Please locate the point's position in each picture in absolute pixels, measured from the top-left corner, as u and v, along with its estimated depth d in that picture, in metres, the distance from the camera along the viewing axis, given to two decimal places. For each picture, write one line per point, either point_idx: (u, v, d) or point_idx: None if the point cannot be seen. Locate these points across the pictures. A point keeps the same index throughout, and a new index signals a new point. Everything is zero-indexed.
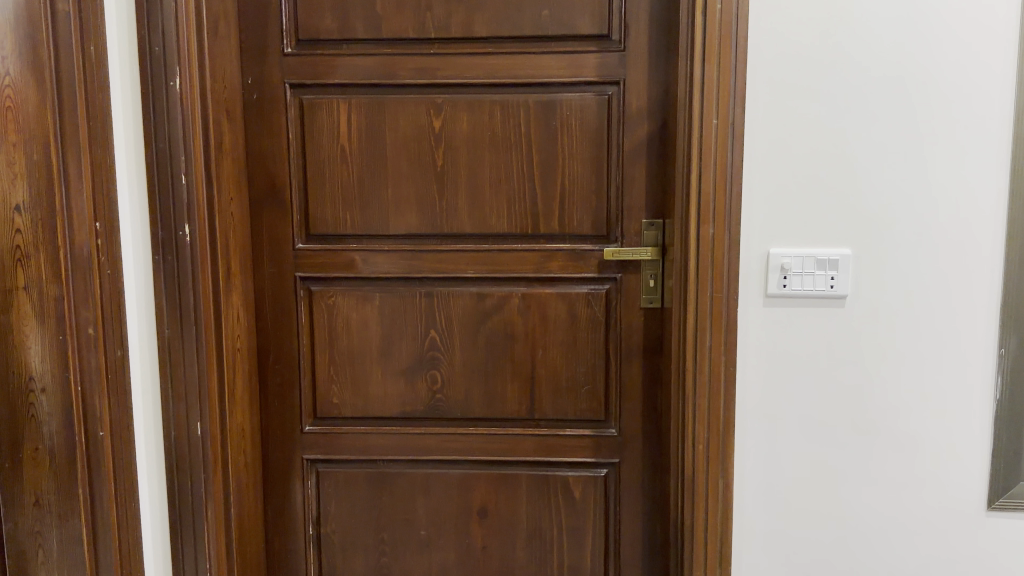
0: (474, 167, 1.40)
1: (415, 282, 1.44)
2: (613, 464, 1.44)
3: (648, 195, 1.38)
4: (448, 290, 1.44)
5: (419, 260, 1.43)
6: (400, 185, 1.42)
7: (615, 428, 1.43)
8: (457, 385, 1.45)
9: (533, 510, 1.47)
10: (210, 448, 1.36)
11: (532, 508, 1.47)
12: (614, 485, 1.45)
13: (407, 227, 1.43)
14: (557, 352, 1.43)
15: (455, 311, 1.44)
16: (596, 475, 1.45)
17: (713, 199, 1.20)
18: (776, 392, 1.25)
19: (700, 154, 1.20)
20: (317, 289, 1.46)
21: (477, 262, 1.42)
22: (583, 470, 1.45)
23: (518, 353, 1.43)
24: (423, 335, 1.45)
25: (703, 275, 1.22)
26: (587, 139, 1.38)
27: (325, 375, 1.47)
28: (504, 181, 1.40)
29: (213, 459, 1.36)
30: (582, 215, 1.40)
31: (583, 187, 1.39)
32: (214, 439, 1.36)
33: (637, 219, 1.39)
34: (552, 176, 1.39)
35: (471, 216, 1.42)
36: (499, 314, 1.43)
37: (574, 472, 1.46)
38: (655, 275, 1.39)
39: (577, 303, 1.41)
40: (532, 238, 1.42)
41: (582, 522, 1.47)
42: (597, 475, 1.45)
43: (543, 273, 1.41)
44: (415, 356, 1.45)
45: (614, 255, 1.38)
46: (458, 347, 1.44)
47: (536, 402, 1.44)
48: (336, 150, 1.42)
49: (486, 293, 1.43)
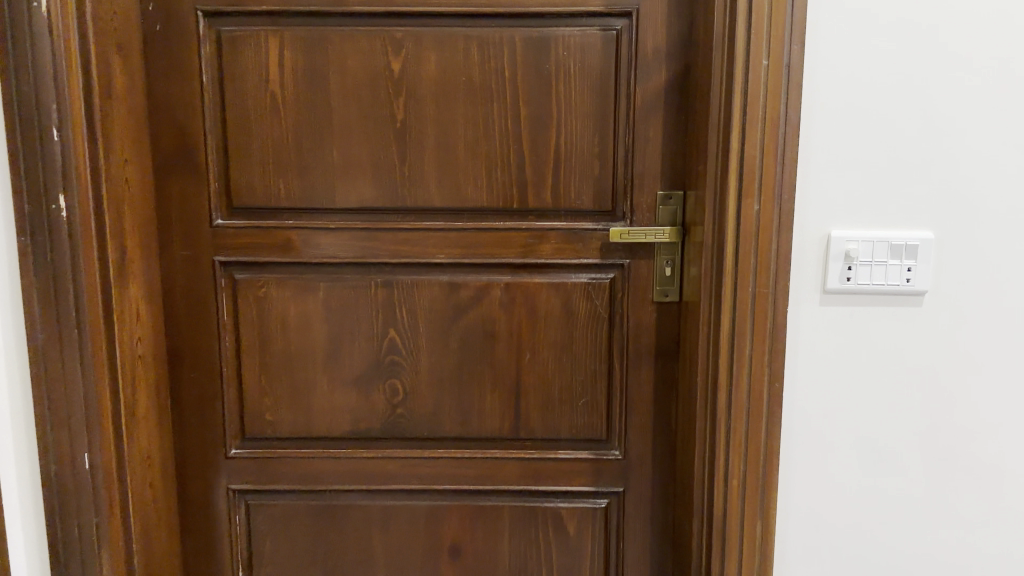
0: (443, 124, 1.10)
1: (369, 268, 1.14)
2: (617, 494, 1.17)
3: (666, 161, 1.09)
4: (411, 278, 1.14)
5: (375, 240, 1.13)
6: (349, 145, 1.11)
7: (619, 450, 1.16)
8: (423, 398, 1.16)
9: (518, 549, 1.19)
10: (104, 485, 1.04)
11: (516, 546, 1.19)
12: (618, 519, 1.18)
13: (358, 199, 1.12)
14: (549, 357, 1.14)
15: (421, 304, 1.14)
16: (596, 507, 1.18)
17: (760, 165, 0.93)
18: (830, 413, 0.99)
19: (745, 106, 0.92)
20: (244, 277, 1.14)
21: (449, 243, 1.13)
22: (578, 501, 1.18)
23: (500, 359, 1.15)
24: (380, 336, 1.15)
25: (744, 265, 0.95)
26: (589, 88, 1.08)
27: (253, 385, 1.17)
28: (484, 142, 1.10)
29: (109, 500, 1.05)
30: (581, 186, 1.11)
31: (584, 149, 1.10)
32: (110, 473, 1.05)
33: (652, 190, 1.10)
34: (544, 135, 1.09)
35: (441, 186, 1.12)
36: (477, 309, 1.14)
37: (567, 502, 1.18)
38: (674, 262, 1.11)
39: (576, 296, 1.13)
40: (517, 213, 1.12)
41: (576, 563, 1.19)
42: (596, 507, 1.18)
43: (532, 257, 1.12)
44: (369, 362, 1.16)
45: (622, 236, 1.09)
46: (425, 350, 1.15)
47: (522, 418, 1.16)
48: (265, 98, 1.10)
49: (461, 283, 1.13)
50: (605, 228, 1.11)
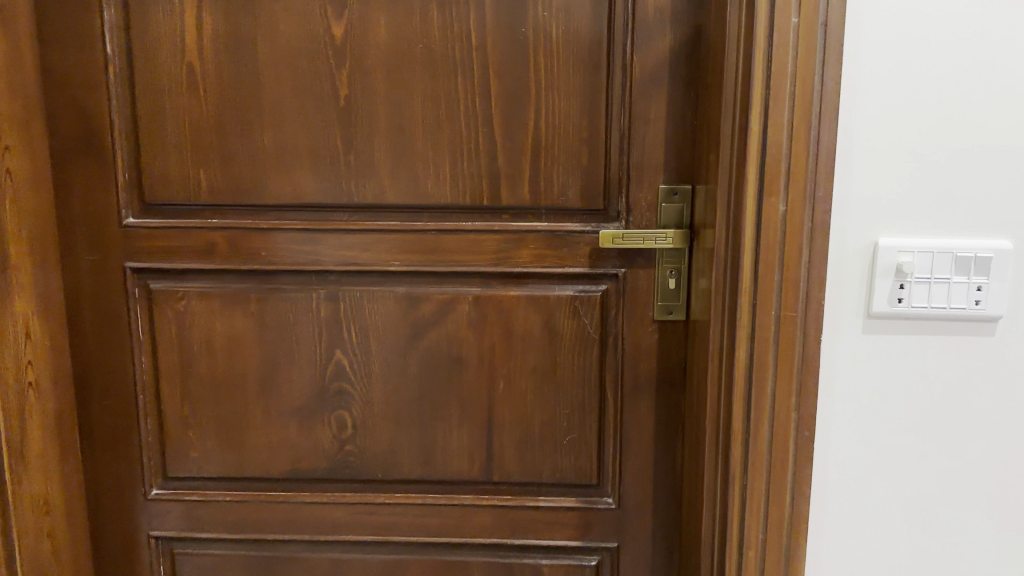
0: (396, 103, 0.90)
1: (310, 278, 0.94)
2: (610, 550, 0.98)
3: (671, 147, 0.88)
4: (361, 288, 0.94)
5: (316, 244, 0.93)
6: (284, 129, 0.91)
7: (612, 498, 0.96)
8: (376, 434, 0.97)
9: None
10: None
11: None
12: None
13: (296, 195, 0.93)
14: (527, 386, 0.94)
15: (373, 321, 0.94)
16: (584, 566, 0.98)
17: (787, 155, 0.72)
18: (874, 468, 0.78)
19: (768, 78, 0.72)
20: (162, 288, 0.96)
21: (406, 248, 0.93)
22: (563, 558, 0.99)
23: (468, 388, 0.95)
24: (324, 359, 0.95)
25: (767, 283, 0.74)
26: (575, 57, 0.87)
27: (176, 415, 0.99)
28: (446, 124, 0.90)
29: None
30: (566, 179, 0.90)
31: (569, 133, 0.89)
32: None
33: (653, 184, 0.89)
34: (520, 116, 0.89)
35: (394, 178, 0.92)
36: (440, 327, 0.94)
37: (549, 559, 0.99)
38: (679, 272, 0.90)
39: (559, 313, 0.92)
40: (488, 211, 0.92)
41: None
42: (585, 565, 0.98)
43: (506, 265, 0.92)
44: (312, 390, 0.96)
45: (614, 240, 0.88)
46: (378, 377, 0.95)
47: (495, 459, 0.96)
48: (182, 72, 0.91)
49: (420, 296, 0.94)
50: (595, 230, 0.90)
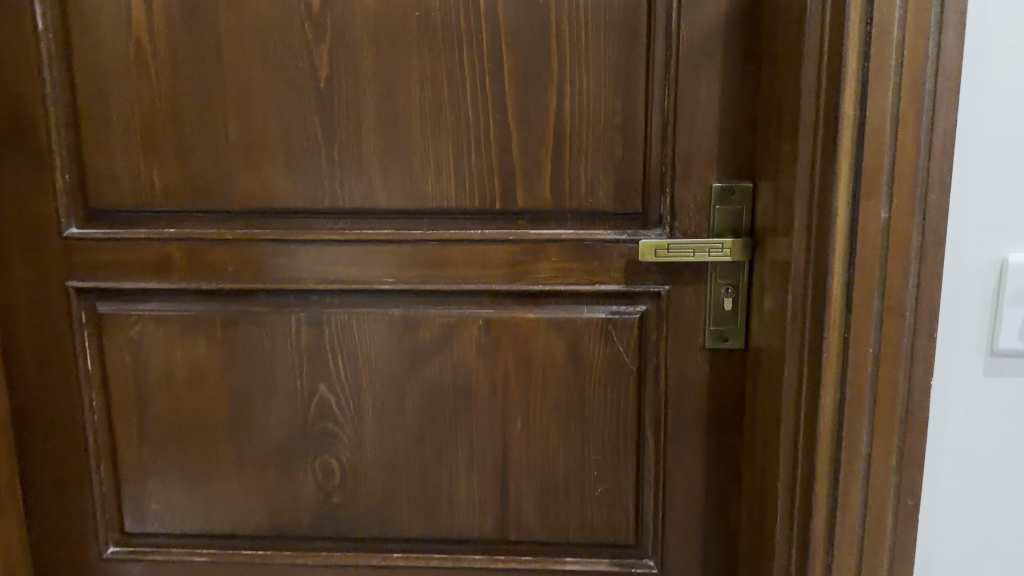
0: (387, 84, 0.73)
1: (288, 298, 0.78)
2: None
3: (727, 136, 0.71)
4: (348, 310, 0.78)
5: (293, 258, 0.77)
6: (252, 119, 0.75)
7: (653, 559, 0.80)
8: (369, 483, 0.80)
9: None
10: None
11: None
12: None
13: (269, 199, 0.77)
14: (549, 427, 0.78)
15: (362, 349, 0.78)
16: None
17: (891, 146, 0.55)
18: (994, 542, 0.62)
19: (866, 46, 0.55)
20: (111, 312, 0.80)
21: (401, 262, 0.76)
22: None
23: (478, 430, 0.79)
24: (305, 395, 0.79)
25: (862, 311, 0.57)
26: (606, 23, 0.70)
27: (133, 461, 0.83)
28: (448, 110, 0.73)
29: None
30: (596, 176, 0.74)
31: (599, 120, 0.72)
32: None
33: (704, 182, 0.72)
34: (539, 99, 0.72)
35: (386, 177, 0.75)
36: (444, 357, 0.77)
37: None
38: (738, 289, 0.73)
39: (588, 340, 0.76)
40: (501, 216, 0.76)
41: None
42: None
43: (524, 282, 0.76)
44: (291, 432, 0.80)
45: (656, 251, 0.72)
46: (369, 417, 0.79)
47: (511, 513, 0.80)
48: (128, 52, 0.75)
49: (419, 319, 0.77)
50: (632, 238, 0.74)
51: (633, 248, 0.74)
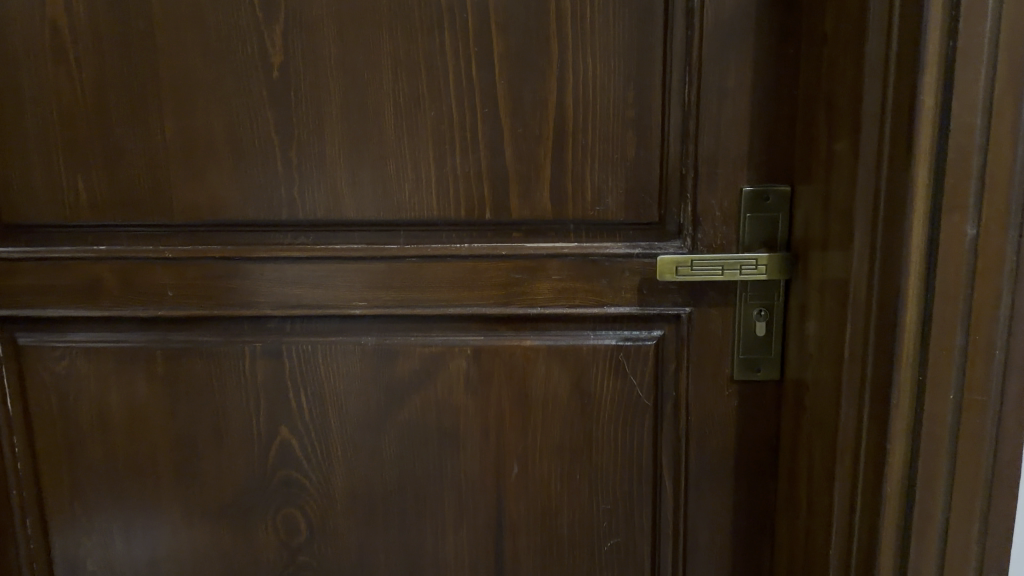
0: (354, 73, 0.61)
1: (242, 326, 0.66)
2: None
3: (759, 130, 0.60)
4: (312, 340, 0.66)
5: (246, 279, 0.65)
6: (193, 115, 0.63)
7: None
8: (341, 539, 0.69)
9: None
10: None
11: None
12: None
13: (215, 210, 0.64)
14: (550, 472, 0.67)
15: (330, 386, 0.66)
16: None
17: (981, 147, 0.45)
18: None
19: (953, 22, 0.43)
20: (32, 345, 0.68)
21: (374, 283, 0.65)
22: None
23: (468, 477, 0.67)
24: (265, 439, 0.68)
25: (941, 349, 0.47)
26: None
27: (64, 517, 0.71)
28: (428, 103, 0.61)
29: None
30: (604, 180, 0.62)
31: (608, 113, 0.61)
32: None
33: (731, 186, 0.61)
34: (537, 88, 0.61)
35: (354, 183, 0.63)
36: (426, 393, 0.66)
37: None
38: (774, 310, 0.62)
39: (597, 371, 0.65)
40: (492, 227, 0.64)
41: None
42: None
43: (520, 304, 0.64)
44: (249, 481, 0.68)
45: (676, 270, 0.61)
46: (341, 463, 0.68)
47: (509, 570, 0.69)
48: (40, 34, 0.62)
49: (397, 350, 0.66)
50: (647, 253, 0.63)
51: (649, 264, 0.63)
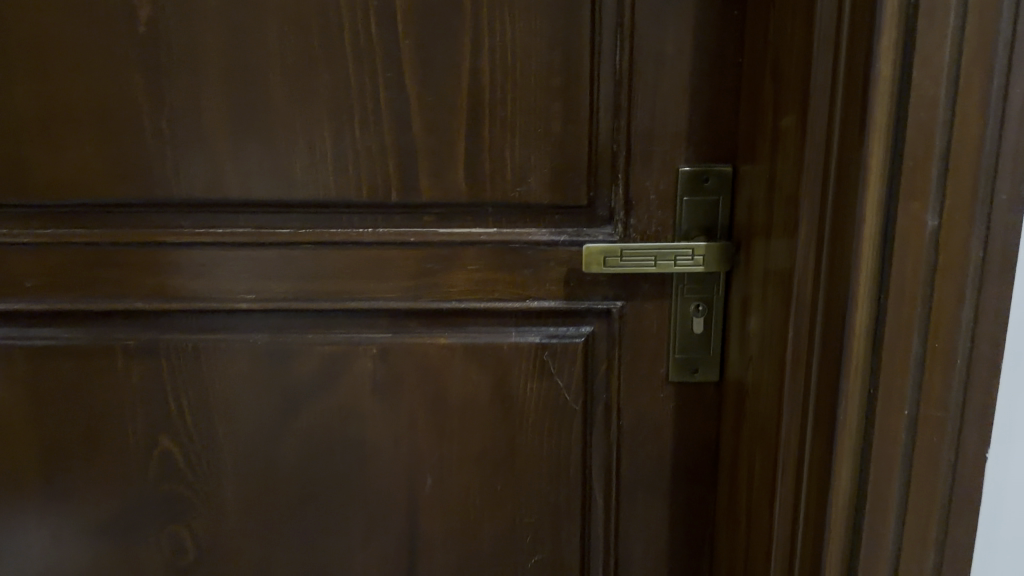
0: (237, 30, 0.53)
1: (115, 321, 0.58)
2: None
3: (699, 104, 0.54)
4: (196, 337, 0.58)
5: (119, 268, 0.57)
6: (49, 77, 0.54)
7: None
8: (236, 559, 0.62)
9: None
10: None
11: None
12: None
13: (79, 189, 0.56)
14: (468, 482, 0.60)
15: (219, 389, 0.59)
16: None
17: (945, 126, 0.38)
18: None
19: None
20: None
21: (267, 273, 0.57)
22: None
23: (376, 489, 0.60)
24: (147, 449, 0.60)
25: (896, 358, 0.41)
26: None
27: None
28: (324, 66, 0.54)
29: None
30: (526, 159, 0.55)
31: (529, 81, 0.53)
32: None
33: (667, 167, 0.55)
34: (448, 51, 0.53)
35: (241, 159, 0.55)
36: (328, 397, 0.59)
37: None
38: (714, 305, 0.56)
39: (519, 372, 0.58)
40: (400, 210, 0.56)
41: None
42: None
43: (432, 298, 0.57)
44: (129, 497, 0.61)
45: (607, 261, 0.54)
46: (232, 475, 0.60)
47: None
48: None
49: (294, 350, 0.58)
50: (573, 241, 0.56)
51: (576, 253, 0.56)
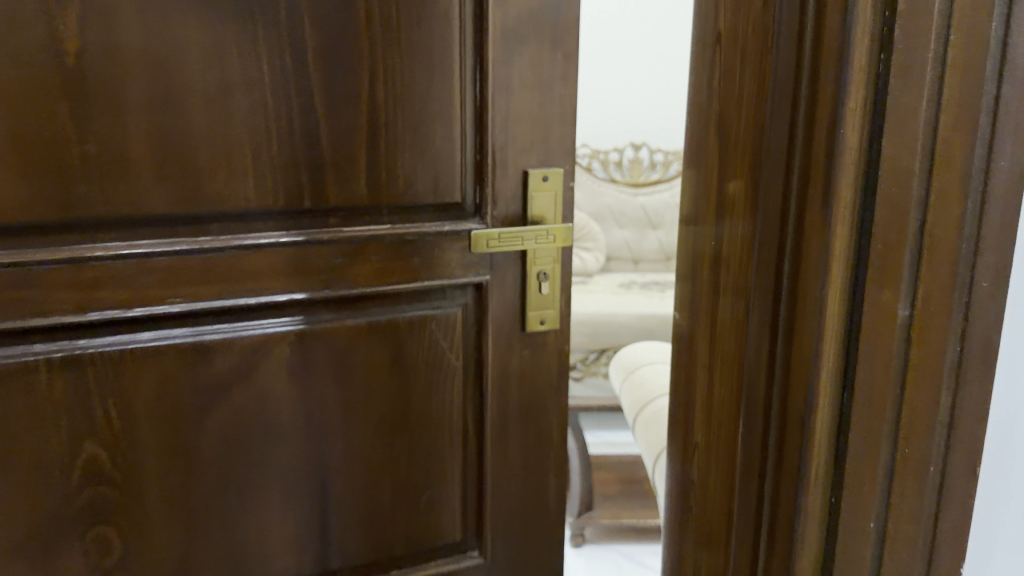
0: (163, 78, 0.69)
1: (45, 335, 0.71)
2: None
3: (534, 136, 0.85)
4: (121, 350, 0.73)
5: (48, 290, 0.69)
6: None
7: (473, 547, 0.96)
8: (158, 542, 0.79)
9: None
10: None
11: None
12: None
13: (14, 208, 0.67)
14: (369, 420, 0.85)
15: (139, 388, 0.75)
16: None
17: (925, 208, 0.32)
18: None
19: (882, 35, 0.32)
20: None
21: (185, 280, 0.74)
22: None
23: (298, 433, 0.83)
24: (75, 452, 0.74)
25: (864, 468, 0.35)
26: (409, 34, 0.77)
27: None
28: (245, 109, 0.72)
29: None
30: (412, 173, 0.80)
31: (407, 128, 0.79)
32: None
33: (517, 169, 0.84)
34: (351, 101, 0.76)
35: (178, 180, 0.72)
36: (256, 367, 0.79)
37: None
38: (552, 259, 0.88)
39: (409, 337, 0.85)
40: (310, 218, 0.78)
41: None
42: None
43: (341, 287, 0.80)
44: (69, 497, 0.74)
45: (489, 241, 0.84)
46: (161, 468, 0.78)
47: (333, 530, 0.87)
48: None
49: (216, 342, 0.77)
50: (451, 230, 0.83)
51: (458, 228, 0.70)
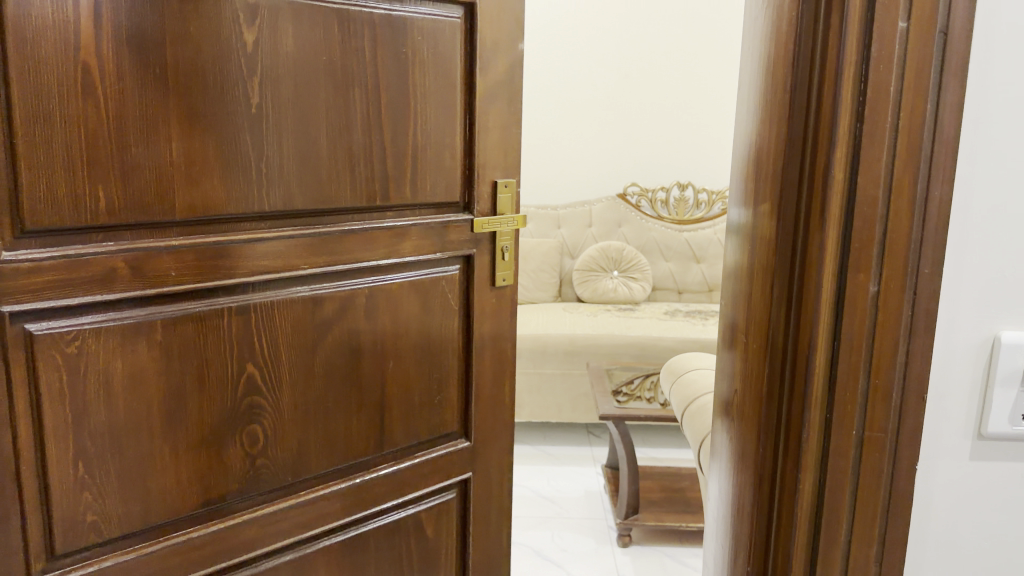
0: (303, 116, 1.03)
1: (215, 291, 1.00)
2: (464, 482, 1.34)
3: (503, 158, 1.26)
4: (269, 299, 1.05)
5: (230, 260, 1.00)
6: (195, 141, 0.95)
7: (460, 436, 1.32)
8: (285, 437, 1.10)
9: (383, 542, 1.25)
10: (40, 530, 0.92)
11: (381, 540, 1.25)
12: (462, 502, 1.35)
13: (205, 202, 0.97)
14: (409, 347, 1.21)
15: (279, 326, 1.06)
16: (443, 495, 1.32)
17: (883, 218, 0.51)
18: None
19: (858, 110, 0.51)
20: (61, 319, 0.89)
21: (313, 252, 1.07)
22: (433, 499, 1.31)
23: (374, 351, 1.17)
24: (238, 372, 1.04)
25: (848, 388, 0.53)
26: (431, 93, 1.16)
27: (94, 444, 0.94)
28: (345, 138, 1.07)
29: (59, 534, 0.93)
30: (437, 182, 1.19)
31: (435, 153, 1.18)
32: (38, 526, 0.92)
33: (490, 179, 1.25)
34: (401, 134, 1.13)
35: (308, 184, 1.05)
36: (350, 311, 1.13)
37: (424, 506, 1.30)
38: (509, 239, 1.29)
39: (439, 290, 1.23)
40: (380, 211, 1.14)
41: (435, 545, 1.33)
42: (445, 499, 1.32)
43: (392, 257, 1.16)
44: (226, 409, 1.04)
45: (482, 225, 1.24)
46: (286, 381, 1.09)
47: (387, 429, 1.21)
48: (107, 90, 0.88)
49: (326, 296, 1.10)
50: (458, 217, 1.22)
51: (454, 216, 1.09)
